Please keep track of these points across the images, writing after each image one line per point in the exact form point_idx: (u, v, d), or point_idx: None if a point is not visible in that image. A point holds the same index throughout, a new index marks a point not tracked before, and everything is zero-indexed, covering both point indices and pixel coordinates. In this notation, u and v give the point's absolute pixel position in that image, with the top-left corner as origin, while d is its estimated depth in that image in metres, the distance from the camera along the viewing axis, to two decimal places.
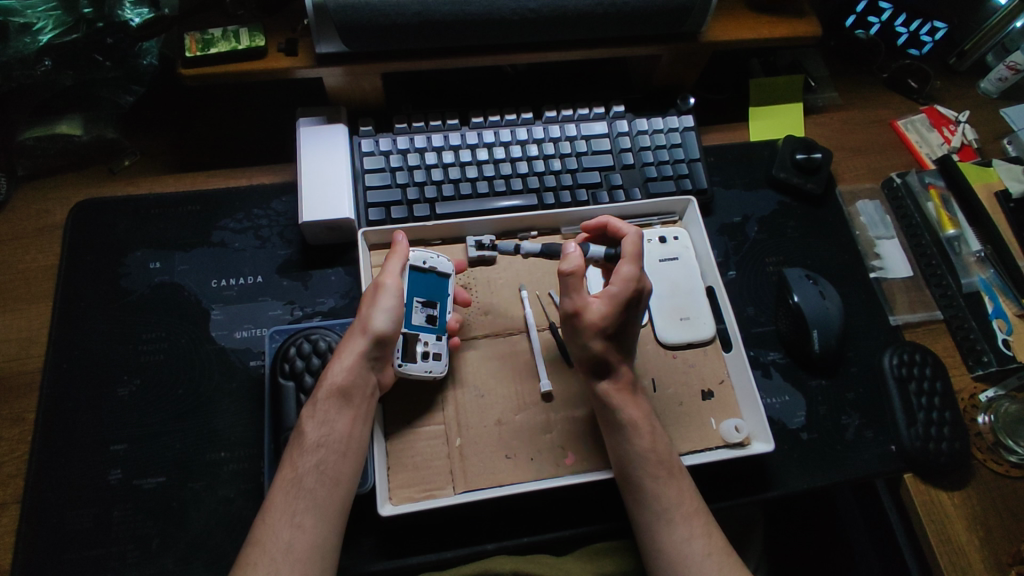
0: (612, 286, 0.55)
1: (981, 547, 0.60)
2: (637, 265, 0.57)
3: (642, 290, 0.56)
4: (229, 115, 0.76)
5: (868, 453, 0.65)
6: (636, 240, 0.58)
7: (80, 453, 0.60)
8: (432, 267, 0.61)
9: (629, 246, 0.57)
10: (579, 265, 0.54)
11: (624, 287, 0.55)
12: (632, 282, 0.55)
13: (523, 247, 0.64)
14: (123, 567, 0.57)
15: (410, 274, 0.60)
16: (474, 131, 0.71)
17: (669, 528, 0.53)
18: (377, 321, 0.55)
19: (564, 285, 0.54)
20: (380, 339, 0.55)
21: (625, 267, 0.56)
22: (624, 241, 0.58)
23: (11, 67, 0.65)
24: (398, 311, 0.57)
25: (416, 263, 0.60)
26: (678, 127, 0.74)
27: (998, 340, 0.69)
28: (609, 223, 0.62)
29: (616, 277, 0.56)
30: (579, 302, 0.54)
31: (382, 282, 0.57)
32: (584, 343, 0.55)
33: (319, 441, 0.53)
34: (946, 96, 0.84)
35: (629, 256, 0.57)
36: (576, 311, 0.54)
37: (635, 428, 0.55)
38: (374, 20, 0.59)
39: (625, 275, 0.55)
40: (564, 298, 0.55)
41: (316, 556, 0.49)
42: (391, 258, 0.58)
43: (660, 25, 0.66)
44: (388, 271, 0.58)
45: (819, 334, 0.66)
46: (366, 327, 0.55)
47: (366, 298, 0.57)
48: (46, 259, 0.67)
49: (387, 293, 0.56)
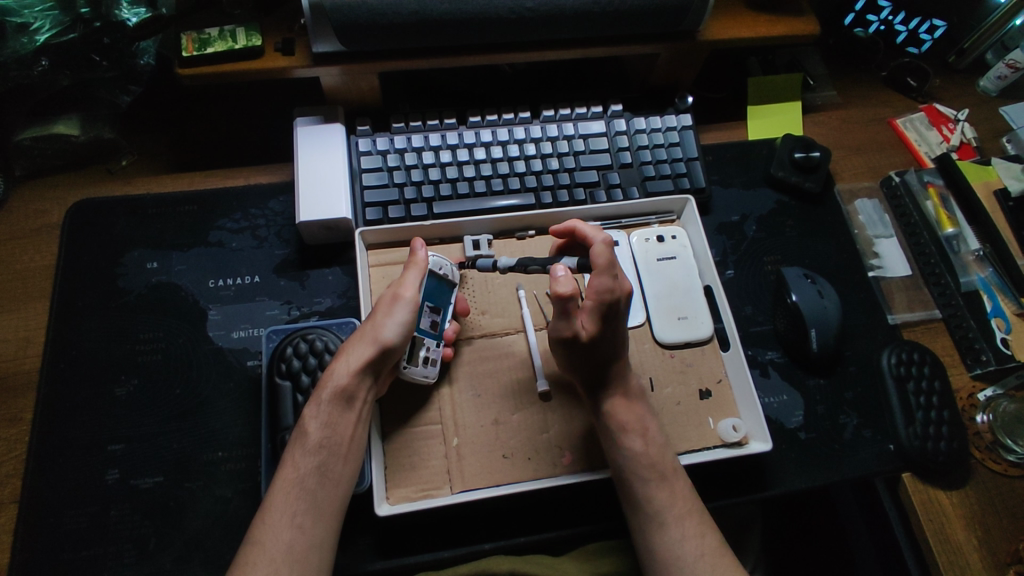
0: (587, 300, 0.53)
1: (979, 546, 0.60)
2: (611, 275, 0.53)
3: (619, 298, 0.53)
4: (226, 114, 0.76)
5: (865, 453, 0.65)
6: (603, 247, 0.54)
7: (78, 453, 0.60)
8: (446, 275, 0.61)
9: (597, 258, 0.53)
10: (570, 289, 0.52)
11: (597, 301, 0.53)
12: (605, 294, 0.52)
13: (500, 262, 0.63)
14: (121, 567, 0.57)
15: (428, 280, 0.60)
16: (471, 130, 0.71)
17: (661, 531, 0.53)
18: (390, 330, 0.55)
19: (564, 310, 0.53)
20: (389, 350, 0.55)
21: (596, 279, 0.53)
22: (593, 251, 0.54)
23: (7, 67, 0.64)
24: (410, 324, 0.56)
25: (432, 268, 0.60)
26: (676, 126, 0.73)
27: (997, 339, 0.69)
28: (577, 228, 0.60)
29: (589, 291, 0.53)
30: (574, 328, 0.53)
31: (400, 293, 0.56)
32: (575, 355, 0.56)
33: (321, 443, 0.52)
34: (944, 94, 0.84)
35: (600, 267, 0.53)
36: (573, 336, 0.53)
37: (626, 430, 0.55)
38: (370, 19, 0.59)
39: (598, 288, 0.52)
40: (559, 321, 0.54)
41: (314, 557, 0.49)
42: (411, 270, 0.58)
43: (658, 24, 0.66)
44: (407, 283, 0.57)
45: (817, 333, 0.66)
46: (378, 335, 0.54)
47: (382, 306, 0.56)
48: (43, 259, 0.67)
49: (404, 305, 0.56)
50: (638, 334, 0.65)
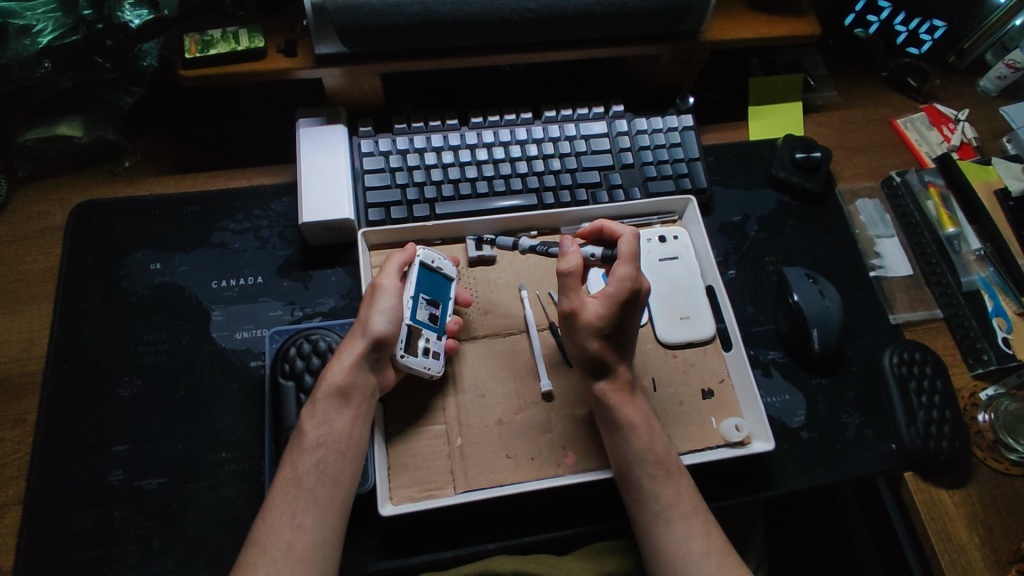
0: (609, 285, 0.55)
1: (981, 545, 0.60)
2: (634, 265, 0.55)
3: (640, 289, 0.55)
4: (228, 115, 0.76)
5: (868, 452, 0.65)
6: (633, 239, 0.57)
7: (81, 454, 0.60)
8: (439, 267, 0.61)
9: (624, 247, 0.56)
10: (576, 264, 0.54)
11: (620, 287, 0.54)
12: (630, 281, 0.54)
13: (522, 244, 0.64)
14: (124, 568, 0.57)
15: (422, 272, 0.60)
16: (474, 131, 0.71)
17: (667, 529, 0.53)
18: (376, 321, 0.56)
19: (562, 285, 0.55)
20: (378, 340, 0.55)
21: (621, 267, 0.55)
22: (620, 241, 0.56)
23: (11, 68, 0.64)
24: (397, 312, 0.57)
25: (422, 261, 0.60)
26: (678, 127, 0.74)
27: (998, 338, 0.69)
28: (604, 226, 0.61)
29: (612, 278, 0.55)
30: (576, 301, 0.54)
31: (381, 283, 0.57)
32: (587, 344, 0.55)
33: (318, 441, 0.53)
34: (944, 94, 0.84)
35: (624, 255, 0.56)
36: (571, 311, 0.54)
37: (633, 428, 0.55)
38: (373, 21, 0.59)
39: (620, 274, 0.55)
40: (561, 297, 0.55)
41: (317, 556, 0.49)
42: (391, 259, 0.59)
43: (659, 24, 0.66)
44: (386, 272, 0.58)
45: (819, 333, 0.67)
46: (366, 328, 0.55)
47: (366, 300, 0.57)
48: (46, 260, 0.67)
49: (386, 294, 0.57)
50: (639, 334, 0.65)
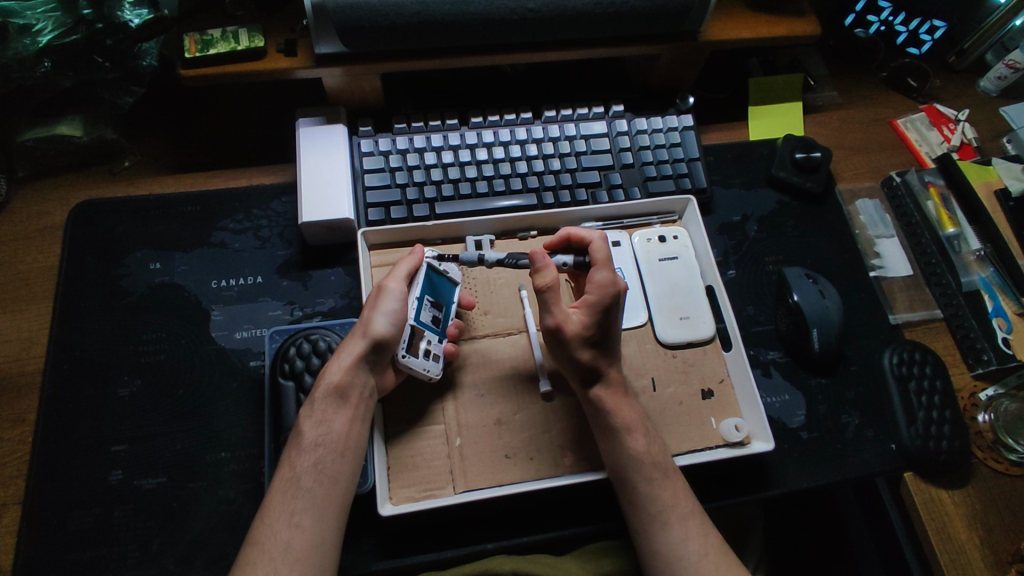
0: (589, 294, 0.55)
1: (981, 546, 0.60)
2: (610, 269, 0.56)
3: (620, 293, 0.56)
4: (228, 115, 0.76)
5: (868, 452, 0.65)
6: (602, 242, 0.59)
7: (81, 453, 0.60)
8: (447, 270, 0.62)
9: (598, 253, 0.58)
10: (553, 279, 0.54)
11: (601, 294, 0.55)
12: (610, 286, 0.55)
13: (488, 257, 0.62)
14: (124, 567, 0.57)
15: (428, 274, 0.61)
16: (474, 131, 0.71)
17: (665, 530, 0.53)
18: (378, 323, 0.56)
19: (543, 301, 0.55)
20: (379, 341, 0.55)
21: (598, 274, 0.56)
22: (591, 248, 0.58)
23: (11, 67, 0.64)
24: (400, 314, 0.57)
25: (429, 263, 0.61)
26: (678, 127, 0.74)
27: (998, 339, 0.69)
28: (570, 234, 0.61)
29: (591, 286, 0.56)
30: (559, 316, 0.55)
31: (386, 285, 0.57)
32: (576, 355, 0.55)
33: (317, 440, 0.53)
34: (945, 94, 0.84)
35: (599, 262, 0.57)
36: (557, 326, 0.54)
37: (628, 430, 0.55)
38: (372, 20, 0.59)
39: (600, 280, 0.55)
40: (543, 313, 0.55)
41: (316, 556, 0.49)
42: (402, 263, 0.59)
43: (659, 25, 0.66)
44: (394, 275, 0.58)
45: (819, 333, 0.66)
46: (367, 329, 0.55)
47: (369, 301, 0.57)
48: (46, 260, 0.67)
49: (389, 296, 0.57)
50: (639, 334, 0.65)
